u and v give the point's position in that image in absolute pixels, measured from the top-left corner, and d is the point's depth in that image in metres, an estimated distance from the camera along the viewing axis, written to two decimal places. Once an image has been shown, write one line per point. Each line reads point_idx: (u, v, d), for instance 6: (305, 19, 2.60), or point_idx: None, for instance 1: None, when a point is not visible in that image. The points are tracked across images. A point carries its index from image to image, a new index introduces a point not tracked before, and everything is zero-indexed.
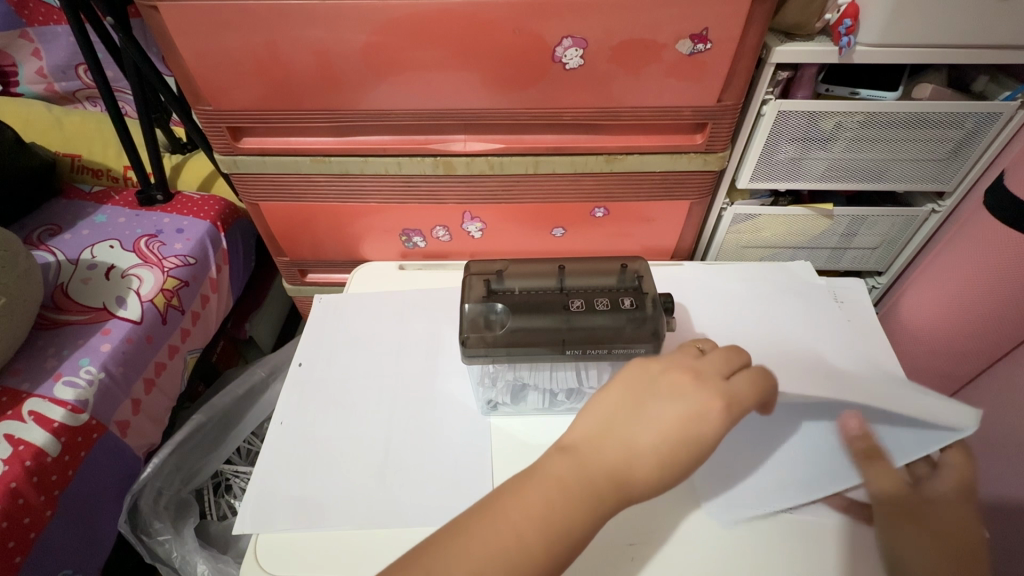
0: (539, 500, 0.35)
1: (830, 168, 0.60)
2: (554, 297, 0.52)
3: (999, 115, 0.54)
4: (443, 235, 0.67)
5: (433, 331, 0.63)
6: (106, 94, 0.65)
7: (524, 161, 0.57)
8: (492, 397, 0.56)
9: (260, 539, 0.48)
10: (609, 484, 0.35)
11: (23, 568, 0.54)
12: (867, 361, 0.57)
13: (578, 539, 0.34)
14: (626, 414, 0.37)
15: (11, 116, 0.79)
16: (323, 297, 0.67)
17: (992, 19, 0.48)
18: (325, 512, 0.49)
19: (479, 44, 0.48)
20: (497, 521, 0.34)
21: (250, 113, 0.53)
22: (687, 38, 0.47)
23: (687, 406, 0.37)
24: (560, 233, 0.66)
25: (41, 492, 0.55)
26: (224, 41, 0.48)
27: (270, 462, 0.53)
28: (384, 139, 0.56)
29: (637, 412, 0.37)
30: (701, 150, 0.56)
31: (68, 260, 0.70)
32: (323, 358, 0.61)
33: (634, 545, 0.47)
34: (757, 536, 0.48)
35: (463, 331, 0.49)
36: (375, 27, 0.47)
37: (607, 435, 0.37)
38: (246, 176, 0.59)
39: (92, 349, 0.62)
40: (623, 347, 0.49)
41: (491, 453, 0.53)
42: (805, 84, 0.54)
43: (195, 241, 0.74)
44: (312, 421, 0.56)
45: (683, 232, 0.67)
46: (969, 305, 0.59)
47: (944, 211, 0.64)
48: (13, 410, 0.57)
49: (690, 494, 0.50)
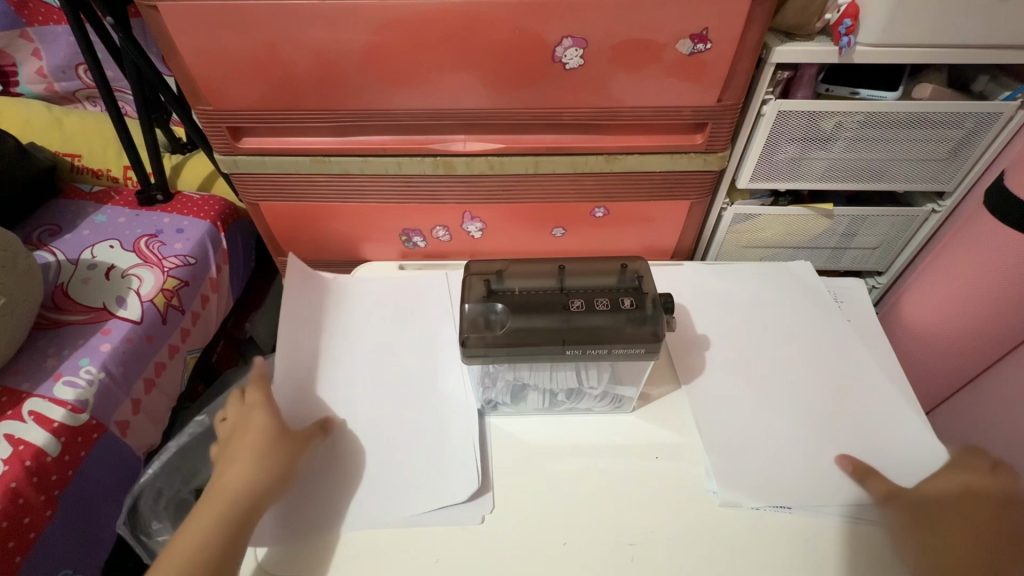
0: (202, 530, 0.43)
1: (830, 168, 0.60)
2: (554, 297, 0.51)
3: (999, 114, 0.55)
4: (442, 235, 0.66)
5: (433, 333, 0.62)
6: (105, 94, 0.65)
7: (524, 161, 0.57)
8: (492, 397, 0.55)
9: (260, 564, 0.47)
10: (255, 487, 0.46)
11: (24, 568, 0.55)
12: (363, 381, 0.58)
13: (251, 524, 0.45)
14: (229, 450, 0.48)
15: (10, 116, 0.79)
16: (329, 283, 0.65)
17: (994, 20, 0.48)
18: (331, 523, 0.48)
19: (477, 45, 0.48)
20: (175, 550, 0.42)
21: (250, 113, 0.53)
22: (687, 38, 0.47)
23: (263, 416, 0.50)
24: (560, 233, 0.66)
25: (41, 492, 0.55)
26: (224, 44, 0.48)
27: None
28: (384, 140, 0.56)
29: (243, 442, 0.48)
30: (701, 150, 0.56)
31: (68, 260, 0.70)
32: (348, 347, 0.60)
33: (633, 545, 0.48)
34: (750, 523, 0.49)
35: (463, 331, 0.49)
36: (374, 27, 0.47)
37: (237, 458, 0.47)
38: (246, 176, 0.59)
39: (93, 349, 0.62)
40: (623, 347, 0.48)
41: (491, 452, 0.54)
42: (805, 84, 0.55)
43: (195, 241, 0.73)
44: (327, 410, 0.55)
45: (683, 231, 0.67)
46: (974, 299, 0.59)
47: (944, 210, 0.64)
48: (13, 410, 0.57)
49: (688, 496, 0.51)
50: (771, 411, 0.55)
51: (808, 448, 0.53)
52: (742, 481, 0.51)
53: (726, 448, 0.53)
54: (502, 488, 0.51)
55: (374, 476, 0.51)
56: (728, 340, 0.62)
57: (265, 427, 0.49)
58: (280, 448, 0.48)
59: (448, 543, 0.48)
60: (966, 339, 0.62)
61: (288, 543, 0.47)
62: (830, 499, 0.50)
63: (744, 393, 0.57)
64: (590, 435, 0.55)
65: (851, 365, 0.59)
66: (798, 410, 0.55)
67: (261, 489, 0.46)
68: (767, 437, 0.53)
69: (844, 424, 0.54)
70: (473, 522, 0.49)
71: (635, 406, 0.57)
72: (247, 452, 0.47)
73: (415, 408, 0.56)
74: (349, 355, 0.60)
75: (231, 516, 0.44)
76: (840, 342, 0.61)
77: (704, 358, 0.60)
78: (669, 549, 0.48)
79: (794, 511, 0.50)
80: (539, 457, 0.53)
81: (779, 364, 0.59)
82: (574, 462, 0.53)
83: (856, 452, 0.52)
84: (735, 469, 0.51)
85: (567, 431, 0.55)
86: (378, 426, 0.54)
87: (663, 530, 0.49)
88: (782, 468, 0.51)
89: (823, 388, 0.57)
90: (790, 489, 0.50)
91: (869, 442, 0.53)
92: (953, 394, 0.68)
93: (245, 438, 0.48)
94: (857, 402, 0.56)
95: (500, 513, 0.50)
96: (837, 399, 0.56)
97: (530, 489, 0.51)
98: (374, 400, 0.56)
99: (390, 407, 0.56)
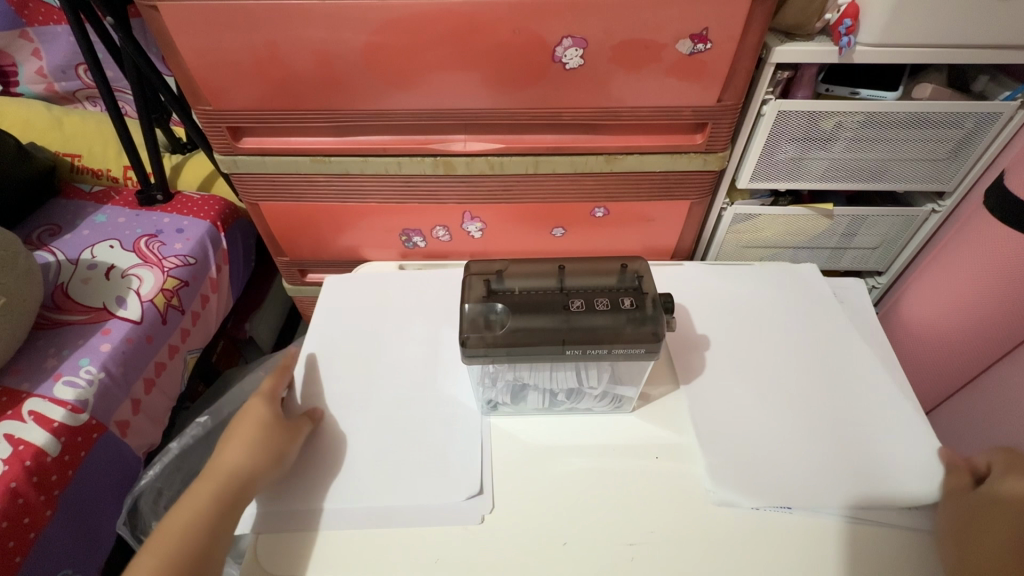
0: (190, 512, 0.44)
1: (830, 168, 0.60)
2: (553, 297, 0.51)
3: (999, 114, 0.55)
4: (443, 235, 0.66)
5: (434, 332, 0.62)
6: (105, 94, 0.65)
7: (524, 161, 0.57)
8: (492, 397, 0.55)
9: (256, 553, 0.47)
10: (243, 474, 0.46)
11: (24, 568, 0.55)
12: (366, 378, 0.58)
13: (237, 511, 0.45)
14: (226, 436, 0.49)
15: (10, 116, 0.79)
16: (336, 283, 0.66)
17: (994, 20, 0.48)
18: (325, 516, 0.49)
19: (477, 45, 0.48)
20: (161, 531, 0.43)
21: (250, 113, 0.53)
22: (687, 38, 0.47)
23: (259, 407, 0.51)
24: (560, 233, 0.66)
25: (41, 492, 0.55)
26: (224, 44, 0.48)
27: None
28: (384, 139, 0.56)
29: (241, 429, 0.49)
30: (701, 150, 0.56)
31: (68, 260, 0.70)
32: (349, 347, 0.60)
33: (633, 545, 0.48)
34: (750, 523, 0.49)
35: (463, 331, 0.49)
36: (374, 27, 0.47)
37: (230, 444, 0.48)
38: (246, 176, 0.59)
39: (92, 349, 0.62)
40: (622, 347, 0.48)
41: (490, 452, 0.54)
42: (805, 84, 0.55)
43: (195, 241, 0.73)
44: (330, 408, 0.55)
45: (683, 232, 0.67)
46: (976, 299, 0.59)
47: (944, 210, 0.64)
48: (13, 410, 0.57)
49: (687, 496, 0.51)
50: (770, 410, 0.55)
51: (807, 447, 0.53)
52: (739, 482, 0.50)
53: (725, 448, 0.53)
54: (502, 487, 0.51)
55: (376, 464, 0.52)
56: (728, 339, 0.62)
57: (260, 418, 0.50)
58: (272, 437, 0.49)
59: (448, 542, 0.48)
60: (965, 338, 0.62)
61: (275, 527, 0.48)
62: (830, 499, 0.50)
63: (744, 392, 0.57)
64: (591, 435, 0.55)
65: (851, 364, 0.59)
66: (797, 409, 0.55)
67: (250, 476, 0.47)
68: (766, 436, 0.54)
69: (843, 422, 0.54)
70: (472, 522, 0.49)
71: (635, 406, 0.57)
72: (239, 440, 0.48)
73: (416, 406, 0.56)
74: (353, 353, 0.60)
75: (218, 501, 0.45)
76: (838, 341, 0.61)
77: (704, 358, 0.60)
78: (669, 549, 0.48)
79: (793, 512, 0.49)
80: (539, 458, 0.53)
81: (779, 363, 0.59)
82: (574, 462, 0.53)
83: (854, 452, 0.52)
84: (734, 468, 0.51)
85: (568, 431, 0.55)
86: (382, 417, 0.55)
87: (662, 530, 0.49)
88: (781, 467, 0.51)
89: (822, 387, 0.57)
90: (790, 489, 0.50)
91: (870, 441, 0.53)
92: (954, 393, 0.68)
93: (240, 426, 0.49)
94: (854, 399, 0.56)
95: (500, 513, 0.50)
96: (837, 396, 0.56)
97: (529, 487, 0.51)
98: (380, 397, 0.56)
99: (394, 404, 0.56)
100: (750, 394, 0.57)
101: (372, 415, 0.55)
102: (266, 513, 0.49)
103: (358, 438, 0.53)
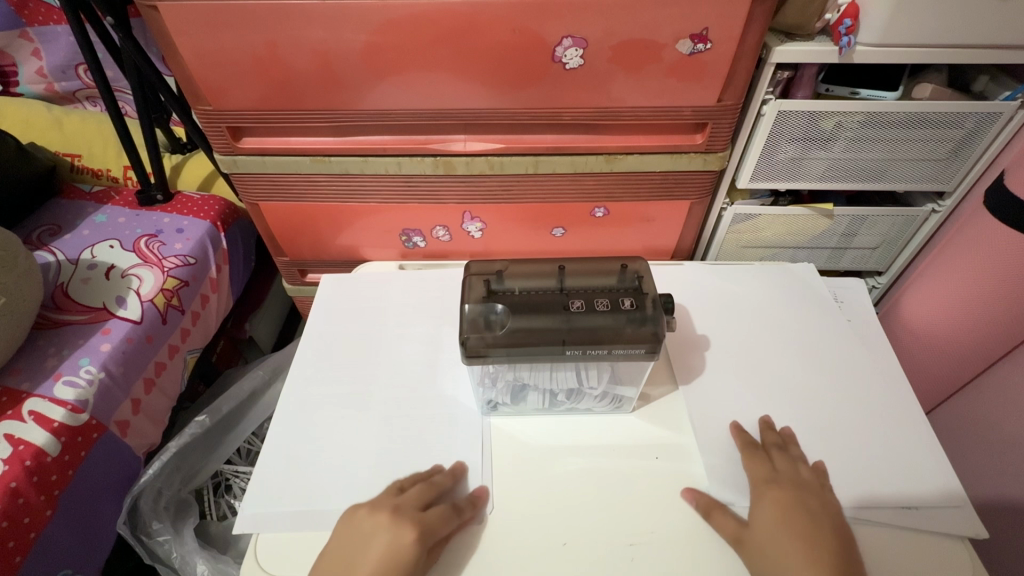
0: None
1: (830, 168, 0.60)
2: (554, 297, 0.51)
3: (999, 114, 0.55)
4: (443, 235, 0.66)
5: (435, 332, 0.62)
6: (105, 93, 0.65)
7: (524, 161, 0.57)
8: (492, 397, 0.55)
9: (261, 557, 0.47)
10: None
11: (24, 568, 0.55)
12: (368, 379, 0.58)
13: None
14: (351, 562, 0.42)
15: (10, 116, 0.79)
16: (337, 283, 0.66)
17: (993, 19, 0.48)
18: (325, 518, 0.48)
19: (477, 45, 0.48)
20: None
21: (250, 113, 0.53)
22: (687, 38, 0.47)
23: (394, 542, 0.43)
24: (560, 233, 0.66)
25: (41, 492, 0.55)
26: (224, 44, 0.48)
27: (287, 451, 0.52)
28: (384, 139, 0.56)
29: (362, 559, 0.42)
30: (701, 150, 0.56)
31: (68, 260, 0.70)
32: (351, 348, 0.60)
33: (634, 545, 0.48)
34: None
35: (463, 331, 0.49)
36: (375, 26, 0.47)
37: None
38: (247, 176, 0.59)
39: (92, 349, 0.62)
40: (622, 348, 0.48)
41: (490, 452, 0.54)
42: (805, 84, 0.54)
43: (195, 241, 0.73)
44: (331, 411, 0.55)
45: (682, 232, 0.67)
46: (976, 300, 0.59)
47: (944, 210, 0.64)
48: (13, 410, 0.57)
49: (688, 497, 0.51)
50: (771, 411, 0.55)
51: (810, 449, 0.52)
52: (737, 483, 0.50)
53: (726, 450, 0.53)
54: (501, 486, 0.51)
55: (378, 466, 0.51)
56: (729, 340, 0.62)
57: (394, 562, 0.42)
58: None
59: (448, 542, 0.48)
60: (966, 339, 0.62)
61: None
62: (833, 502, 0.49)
63: (745, 393, 0.57)
64: (591, 435, 0.55)
65: (853, 365, 0.59)
66: (799, 411, 0.55)
67: None
68: None
69: (843, 423, 0.54)
70: (473, 523, 0.49)
71: (635, 407, 0.57)
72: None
73: (418, 408, 0.56)
74: (353, 355, 0.60)
75: None
76: (841, 343, 0.61)
77: (704, 358, 0.60)
78: (669, 549, 0.48)
79: None
80: (538, 457, 0.53)
81: (781, 365, 0.59)
82: (573, 462, 0.53)
83: (854, 454, 0.52)
84: (735, 469, 0.51)
85: (567, 431, 0.55)
86: (383, 418, 0.55)
87: (664, 530, 0.49)
88: None
89: (823, 388, 0.57)
90: None
91: (873, 443, 0.53)
92: (954, 393, 0.68)
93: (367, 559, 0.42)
94: (857, 401, 0.56)
95: (500, 513, 0.50)
96: (840, 398, 0.56)
97: (529, 487, 0.51)
98: (383, 398, 0.56)
99: (395, 406, 0.56)
100: (752, 395, 0.57)
101: (373, 417, 0.55)
102: (277, 517, 0.49)
103: (360, 440, 0.53)
